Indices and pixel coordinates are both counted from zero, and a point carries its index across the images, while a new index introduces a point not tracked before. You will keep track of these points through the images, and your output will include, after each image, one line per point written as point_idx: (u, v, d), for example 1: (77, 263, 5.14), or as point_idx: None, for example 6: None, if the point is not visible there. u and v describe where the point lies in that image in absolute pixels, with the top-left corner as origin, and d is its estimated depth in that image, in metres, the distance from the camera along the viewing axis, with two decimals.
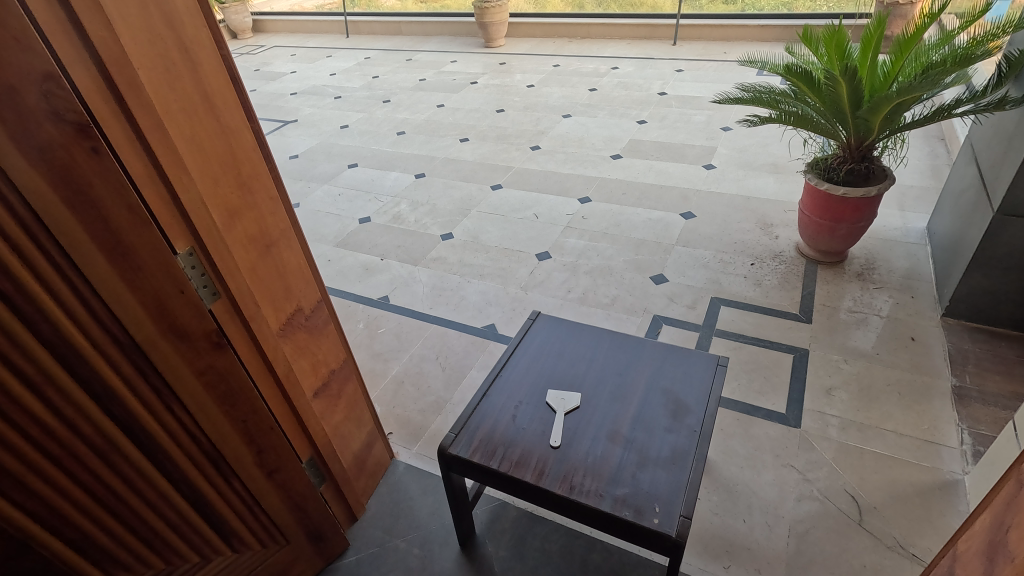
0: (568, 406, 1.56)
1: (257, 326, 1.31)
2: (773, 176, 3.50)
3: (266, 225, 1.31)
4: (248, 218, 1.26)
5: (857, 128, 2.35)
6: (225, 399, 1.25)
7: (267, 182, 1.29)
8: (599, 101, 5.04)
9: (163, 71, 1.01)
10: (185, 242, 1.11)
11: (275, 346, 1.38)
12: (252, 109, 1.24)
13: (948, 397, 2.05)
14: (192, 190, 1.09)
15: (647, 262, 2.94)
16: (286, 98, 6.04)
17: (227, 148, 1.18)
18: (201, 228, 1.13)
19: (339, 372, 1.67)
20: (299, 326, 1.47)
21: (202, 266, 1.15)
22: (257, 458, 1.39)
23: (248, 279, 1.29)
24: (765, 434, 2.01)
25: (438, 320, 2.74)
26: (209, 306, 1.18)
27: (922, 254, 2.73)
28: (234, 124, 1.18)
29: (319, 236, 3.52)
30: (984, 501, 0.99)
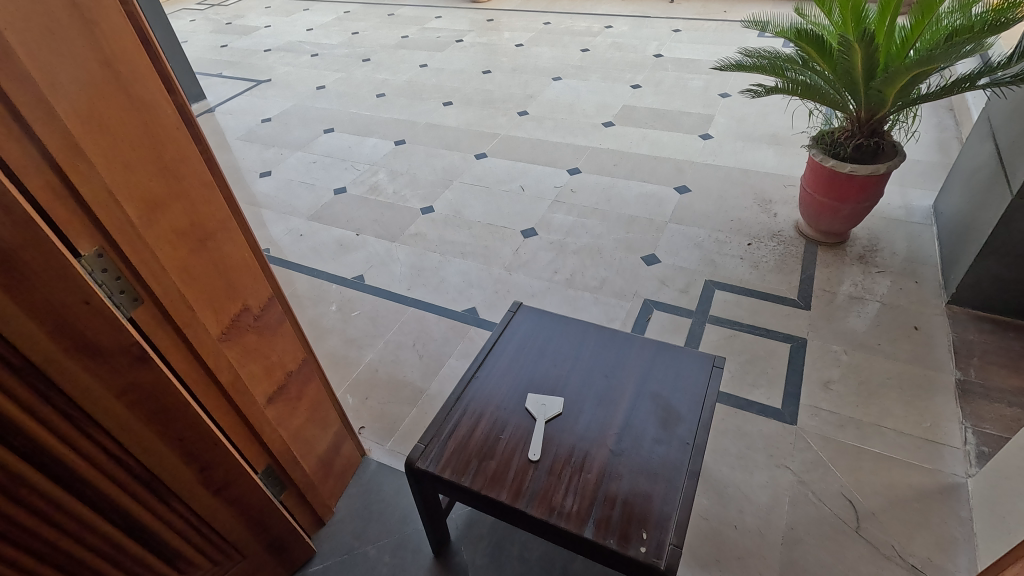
0: (549, 413, 1.42)
1: (191, 332, 1.14)
2: (772, 148, 3.31)
3: (201, 217, 1.12)
4: (176, 211, 1.07)
5: (869, 100, 2.16)
6: (155, 418, 1.09)
7: (201, 167, 1.10)
8: (592, 63, 4.76)
9: (46, 32, 0.81)
10: (92, 243, 0.93)
11: (219, 355, 1.21)
12: (173, 78, 1.03)
13: (951, 392, 1.94)
14: (95, 183, 0.91)
15: (638, 241, 2.77)
16: (259, 55, 5.67)
17: (144, 128, 0.98)
18: (112, 227, 0.95)
19: (299, 374, 1.51)
20: (249, 329, 1.31)
21: (114, 268, 0.97)
22: (202, 476, 1.24)
23: (179, 280, 1.10)
24: (759, 432, 1.90)
25: (416, 302, 2.58)
26: (126, 314, 1.01)
27: (927, 235, 2.59)
28: (153, 97, 0.98)
29: (292, 209, 3.31)
30: (1018, 547, 0.87)
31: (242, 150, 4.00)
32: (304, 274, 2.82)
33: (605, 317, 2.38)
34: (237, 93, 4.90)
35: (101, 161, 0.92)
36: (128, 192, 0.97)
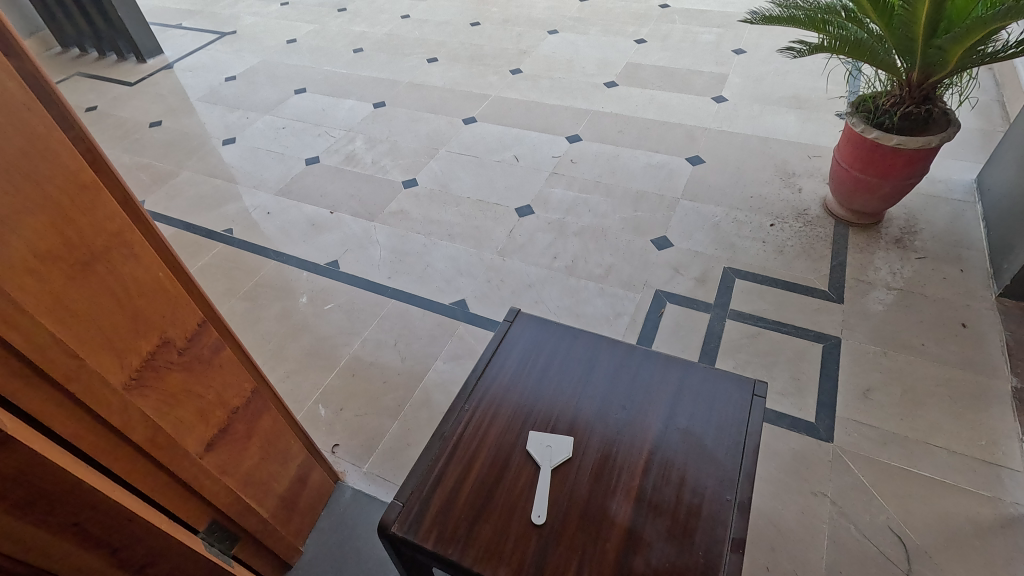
0: (556, 458, 1.16)
1: (81, 387, 0.84)
2: (794, 112, 2.98)
3: (80, 233, 0.81)
4: (37, 226, 0.75)
5: (927, 62, 1.83)
6: (33, 508, 0.81)
7: (72, 162, 0.78)
8: (591, 14, 4.32)
9: None
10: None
11: (128, 408, 0.92)
12: (8, 28, 0.69)
13: (1008, 403, 1.71)
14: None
15: (647, 221, 2.47)
16: (224, 3, 5.13)
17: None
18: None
19: (246, 407, 1.23)
20: (171, 365, 1.01)
21: None
22: (117, 559, 0.97)
23: (54, 321, 0.80)
24: (790, 451, 1.66)
25: (398, 294, 2.29)
26: None
27: (971, 214, 2.31)
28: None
29: (258, 182, 2.96)
30: None
31: (202, 114, 3.59)
32: (271, 258, 2.50)
33: (612, 312, 2.11)
34: (198, 47, 4.41)
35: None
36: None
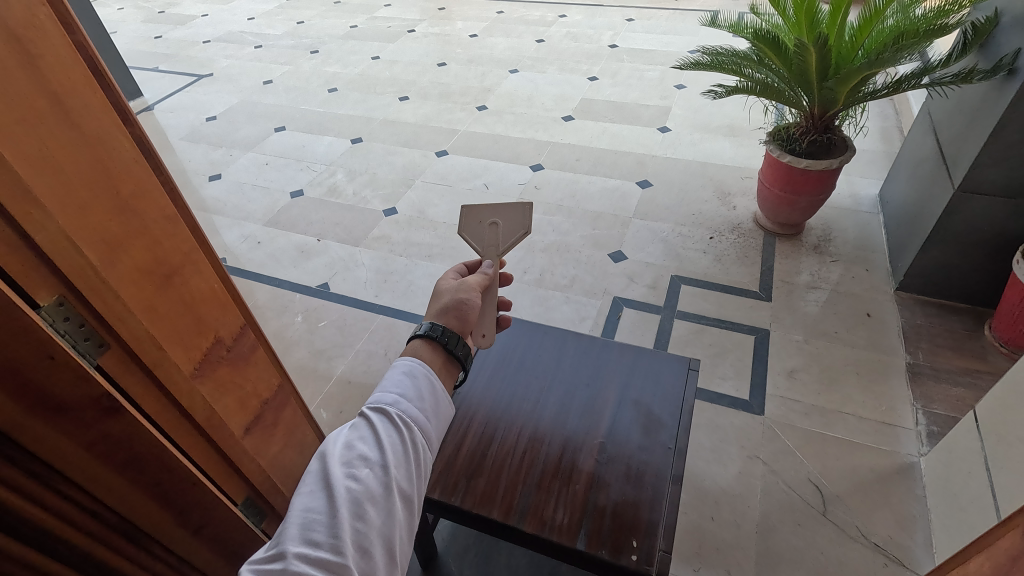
0: (503, 237, 1.22)
1: (166, 373, 0.87)
2: (729, 140, 3.40)
3: (167, 250, 0.87)
4: (138, 249, 0.82)
5: (822, 99, 2.26)
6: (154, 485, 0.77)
7: (163, 194, 0.86)
8: (548, 53, 4.72)
9: None
10: (48, 288, 0.68)
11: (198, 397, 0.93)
12: (123, 101, 0.82)
13: (903, 376, 2.06)
14: (48, 224, 0.67)
15: (605, 237, 2.81)
16: (197, 47, 5.36)
17: (76, 131, 0.72)
18: (75, 273, 0.71)
19: (276, 400, 1.22)
20: (221, 359, 1.02)
21: (81, 317, 0.72)
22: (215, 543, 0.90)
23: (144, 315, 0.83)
24: (730, 424, 1.97)
25: (385, 310, 2.54)
26: (94, 364, 0.75)
27: (876, 223, 2.72)
28: (97, 122, 0.75)
29: (246, 214, 3.18)
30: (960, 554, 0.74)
31: (186, 151, 3.79)
32: (265, 283, 2.72)
33: (578, 316, 2.41)
34: (176, 89, 4.62)
35: (25, 172, 0.65)
36: (84, 230, 0.73)
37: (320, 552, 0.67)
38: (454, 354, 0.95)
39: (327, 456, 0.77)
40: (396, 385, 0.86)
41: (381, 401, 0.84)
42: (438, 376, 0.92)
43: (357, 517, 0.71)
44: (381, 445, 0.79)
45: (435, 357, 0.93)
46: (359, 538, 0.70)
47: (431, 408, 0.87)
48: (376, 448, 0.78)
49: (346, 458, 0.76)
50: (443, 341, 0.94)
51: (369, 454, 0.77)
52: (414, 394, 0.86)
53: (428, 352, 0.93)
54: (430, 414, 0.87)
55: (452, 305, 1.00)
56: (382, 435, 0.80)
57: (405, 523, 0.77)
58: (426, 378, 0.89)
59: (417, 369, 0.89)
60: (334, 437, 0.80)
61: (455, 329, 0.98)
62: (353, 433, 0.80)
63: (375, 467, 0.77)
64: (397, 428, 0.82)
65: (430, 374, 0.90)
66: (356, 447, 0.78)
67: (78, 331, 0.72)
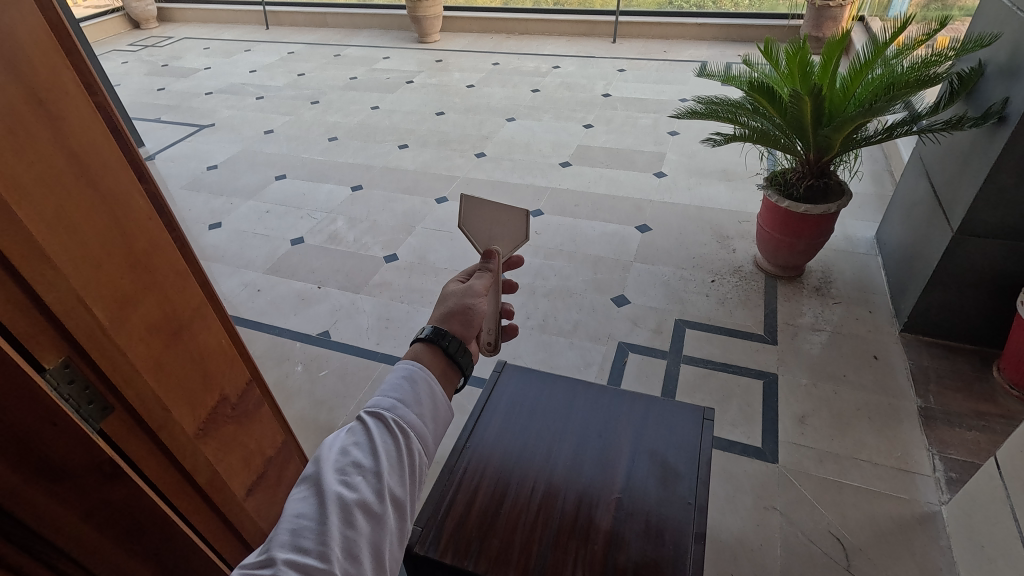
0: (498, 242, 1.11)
1: (169, 434, 0.81)
2: (724, 185, 3.47)
3: (177, 305, 0.82)
4: (148, 304, 0.77)
5: (818, 145, 2.32)
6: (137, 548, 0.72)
7: (174, 248, 0.82)
8: (543, 102, 4.86)
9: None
10: (55, 350, 0.65)
11: (201, 457, 0.88)
12: (140, 159, 0.82)
13: (914, 420, 2.03)
14: (59, 284, 0.64)
15: (606, 281, 2.81)
16: (199, 99, 5.47)
17: (93, 189, 0.69)
18: (84, 335, 0.67)
19: (281, 456, 1.15)
20: (226, 419, 0.95)
21: (86, 379, 0.69)
22: None
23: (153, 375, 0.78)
24: (743, 472, 1.92)
25: (386, 358, 2.50)
26: (97, 427, 0.71)
27: (874, 265, 2.74)
28: (115, 180, 0.72)
29: (246, 261, 3.17)
30: None
31: (186, 199, 3.81)
32: (265, 332, 2.68)
33: (583, 362, 2.38)
34: (178, 139, 4.69)
35: (41, 232, 0.62)
36: (98, 287, 0.69)
37: (307, 559, 0.64)
38: (457, 360, 0.90)
39: (321, 461, 0.74)
40: (394, 389, 0.83)
41: (378, 406, 0.81)
42: (438, 381, 0.87)
43: (347, 525, 0.69)
44: (376, 451, 0.75)
45: (435, 362, 0.89)
46: (348, 545, 0.68)
47: (430, 415, 0.83)
48: (370, 454, 0.75)
49: (340, 465, 0.73)
50: (445, 346, 0.90)
51: (363, 461, 0.74)
52: (412, 399, 0.82)
53: (429, 356, 0.89)
54: (428, 421, 0.83)
55: (457, 309, 0.95)
56: (377, 441, 0.76)
57: (396, 532, 0.74)
58: (425, 383, 0.85)
59: (417, 373, 0.85)
60: (329, 442, 0.77)
61: (457, 335, 0.93)
62: (348, 438, 0.76)
63: (368, 474, 0.74)
64: (393, 434, 0.78)
65: (430, 379, 0.86)
66: (350, 453, 0.74)
67: (80, 394, 0.68)
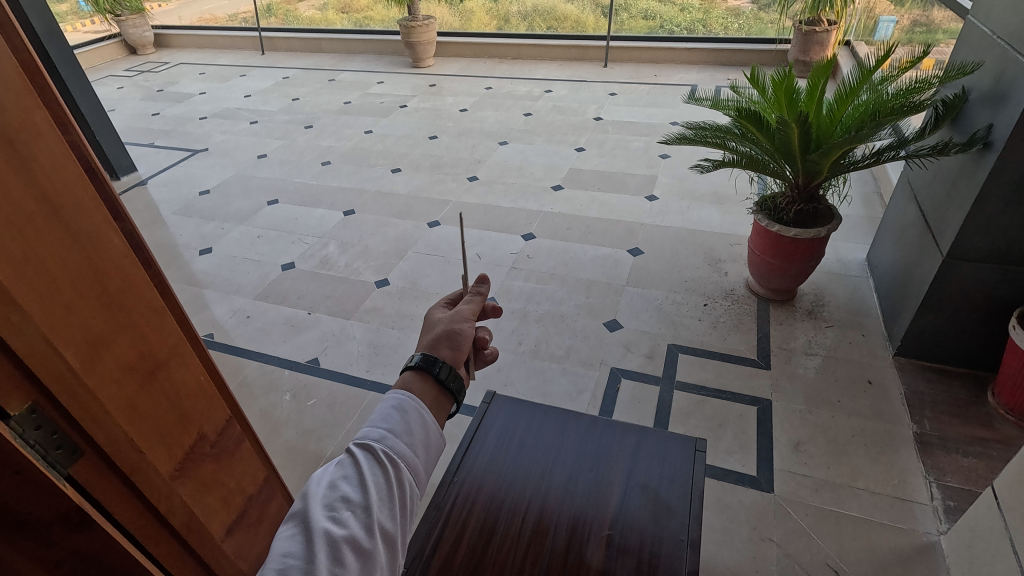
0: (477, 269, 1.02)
1: (144, 477, 0.75)
2: (716, 208, 3.49)
3: (152, 344, 0.78)
4: (123, 345, 0.73)
5: (806, 170, 2.33)
6: None
7: (152, 287, 0.78)
8: (536, 126, 4.90)
9: None
10: (21, 395, 0.61)
11: (177, 497, 0.82)
12: (117, 198, 0.80)
13: (911, 446, 2.01)
14: (26, 327, 0.61)
15: (599, 306, 2.79)
16: (194, 123, 5.49)
17: (66, 231, 0.66)
18: (55, 380, 0.64)
19: (264, 493, 1.06)
20: (204, 457, 0.89)
21: (60, 426, 0.65)
22: None
23: (126, 415, 0.73)
24: (739, 502, 1.88)
25: (377, 385, 2.47)
26: (67, 472, 0.66)
27: (866, 287, 2.74)
28: (89, 220, 0.69)
29: (236, 287, 3.14)
30: None
31: (178, 225, 3.79)
32: (253, 360, 2.64)
33: (575, 389, 2.35)
34: (171, 164, 4.69)
35: (7, 274, 0.59)
36: (71, 331, 0.66)
37: None
38: (449, 388, 0.88)
39: (309, 497, 0.71)
40: (384, 420, 0.80)
41: (367, 437, 0.78)
42: (428, 409, 0.85)
43: (335, 562, 0.66)
44: (365, 485, 0.73)
45: (426, 391, 0.87)
46: None
47: (420, 444, 0.80)
48: (360, 488, 0.73)
49: (328, 500, 0.71)
50: (436, 372, 0.88)
51: (351, 496, 0.72)
52: (402, 429, 0.79)
53: (419, 384, 0.87)
54: (418, 451, 0.80)
55: (444, 334, 0.93)
56: (366, 474, 0.74)
57: (388, 567, 0.71)
58: (416, 413, 0.82)
59: (407, 403, 0.82)
60: (318, 477, 0.75)
61: (447, 360, 0.91)
62: (337, 472, 0.74)
63: (357, 509, 0.71)
64: (383, 466, 0.75)
65: (421, 407, 0.83)
66: (339, 488, 0.72)
67: (53, 440, 0.64)
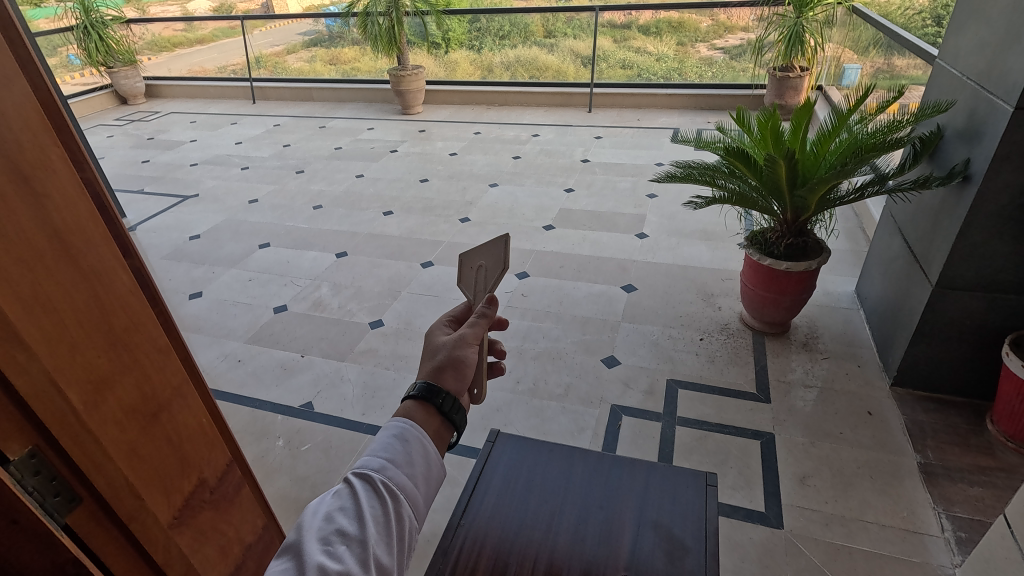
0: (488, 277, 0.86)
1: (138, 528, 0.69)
2: (705, 244, 3.55)
3: (157, 386, 0.71)
4: (127, 385, 0.67)
5: (794, 205, 2.40)
6: None
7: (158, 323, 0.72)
8: (525, 168, 5.01)
9: None
10: (21, 438, 0.56)
11: (173, 548, 0.74)
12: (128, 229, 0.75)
13: (917, 477, 2.00)
14: (30, 366, 0.56)
15: (595, 343, 2.79)
16: (184, 170, 5.52)
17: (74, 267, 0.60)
18: (54, 422, 0.58)
19: (263, 542, 0.97)
20: (203, 504, 0.81)
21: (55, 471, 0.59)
22: None
23: (126, 462, 0.67)
24: (749, 540, 1.84)
25: (372, 428, 2.41)
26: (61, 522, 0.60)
27: (858, 319, 2.78)
28: (98, 254, 0.63)
29: (227, 331, 3.09)
30: None
31: (167, 270, 3.75)
32: (244, 405, 2.57)
33: (576, 427, 2.31)
34: (160, 210, 4.68)
35: (12, 310, 0.54)
36: (76, 371, 0.60)
37: None
38: (452, 420, 0.82)
39: (303, 528, 0.68)
40: (384, 448, 0.76)
41: (366, 467, 0.74)
42: (431, 440, 0.80)
43: None
44: (362, 518, 0.70)
45: (429, 422, 0.81)
46: None
47: (421, 475, 0.77)
48: (356, 521, 0.69)
49: (323, 533, 0.68)
50: (439, 403, 0.82)
51: (348, 529, 0.68)
52: (404, 460, 0.76)
53: (422, 414, 0.81)
54: (419, 483, 0.77)
55: (447, 362, 0.85)
56: (364, 506, 0.70)
57: None
58: (418, 442, 0.78)
59: (409, 432, 0.78)
60: (313, 507, 0.71)
61: (452, 390, 0.84)
62: (333, 502, 0.71)
63: (354, 543, 0.68)
64: (382, 498, 0.72)
65: (423, 437, 0.79)
66: (336, 519, 0.69)
67: (47, 487, 0.58)
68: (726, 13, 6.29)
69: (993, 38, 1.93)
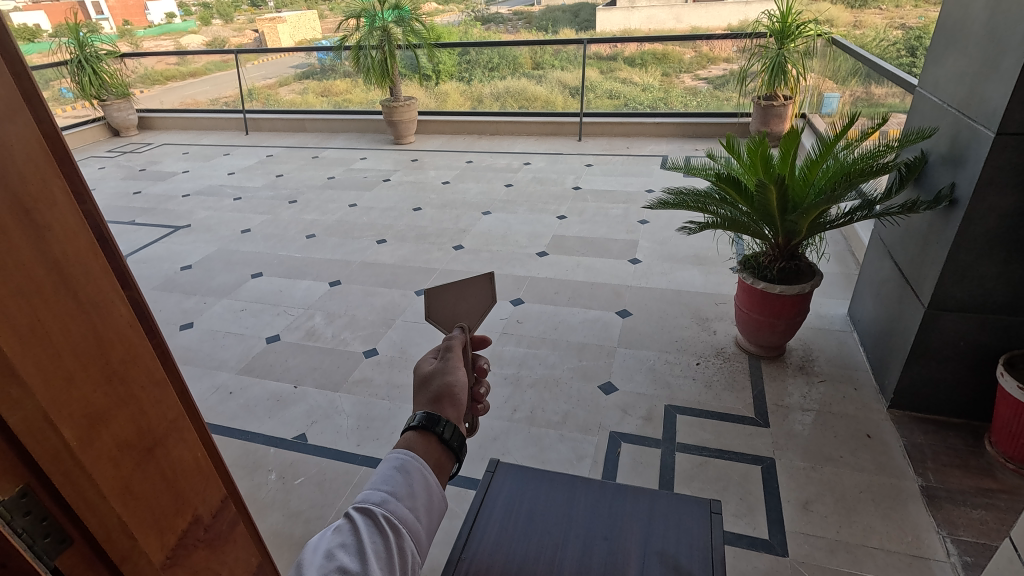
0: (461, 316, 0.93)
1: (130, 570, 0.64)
2: (697, 269, 3.58)
3: (155, 421, 0.68)
4: (123, 420, 0.64)
5: (787, 229, 2.43)
6: None
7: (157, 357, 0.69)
8: (517, 196, 5.05)
9: None
10: (12, 477, 0.54)
11: None
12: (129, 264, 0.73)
13: (919, 500, 1.98)
14: (25, 402, 0.54)
15: (592, 369, 2.77)
16: (176, 201, 5.52)
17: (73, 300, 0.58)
18: (47, 457, 0.56)
19: None
20: (198, 544, 0.76)
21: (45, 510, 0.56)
22: None
23: (119, 500, 0.63)
24: (754, 568, 1.80)
25: (368, 460, 2.36)
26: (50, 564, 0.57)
27: (852, 341, 2.80)
28: (100, 287, 0.62)
29: (218, 362, 3.05)
30: None
31: (158, 301, 3.71)
32: (236, 438, 2.52)
33: (575, 454, 2.28)
34: (152, 240, 4.66)
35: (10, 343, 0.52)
36: (69, 406, 0.58)
37: None
38: (453, 448, 0.80)
39: (304, 566, 0.66)
40: (385, 480, 0.74)
41: (367, 500, 0.72)
42: (433, 471, 0.78)
43: None
44: (364, 554, 0.67)
45: (431, 450, 0.79)
46: None
47: (424, 507, 0.75)
48: (358, 558, 0.67)
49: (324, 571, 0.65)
50: (440, 432, 0.80)
51: (349, 566, 0.66)
52: (406, 492, 0.74)
53: (423, 445, 0.79)
54: (422, 516, 0.74)
55: (443, 390, 0.84)
56: (366, 541, 0.68)
57: None
58: (419, 473, 0.76)
59: (410, 463, 0.76)
60: (314, 544, 0.69)
61: (452, 418, 0.83)
62: (334, 538, 0.68)
63: None
64: (383, 533, 0.70)
65: (425, 468, 0.77)
66: (336, 557, 0.66)
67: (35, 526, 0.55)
68: (709, 45, 6.48)
69: (971, 68, 2.00)
